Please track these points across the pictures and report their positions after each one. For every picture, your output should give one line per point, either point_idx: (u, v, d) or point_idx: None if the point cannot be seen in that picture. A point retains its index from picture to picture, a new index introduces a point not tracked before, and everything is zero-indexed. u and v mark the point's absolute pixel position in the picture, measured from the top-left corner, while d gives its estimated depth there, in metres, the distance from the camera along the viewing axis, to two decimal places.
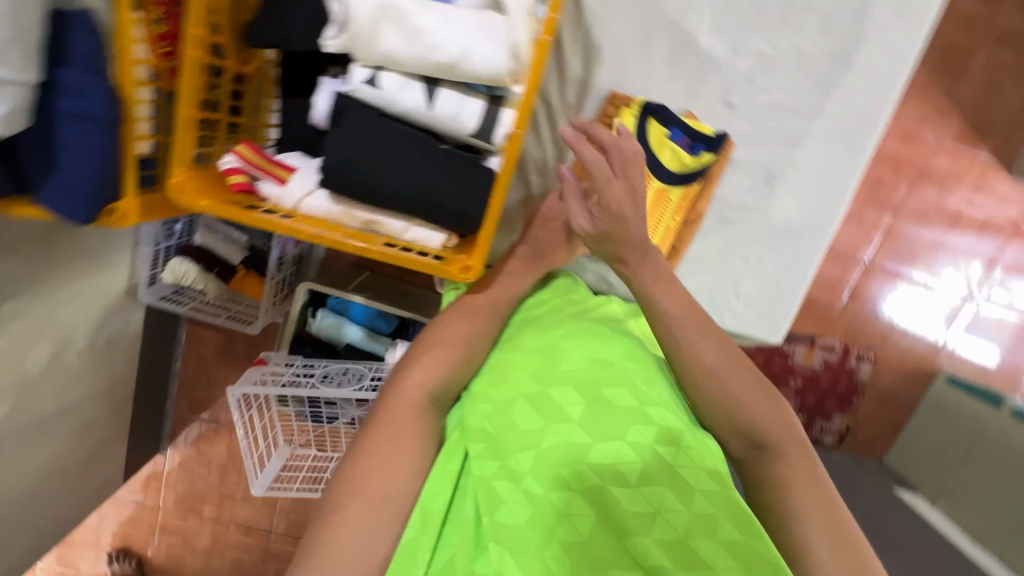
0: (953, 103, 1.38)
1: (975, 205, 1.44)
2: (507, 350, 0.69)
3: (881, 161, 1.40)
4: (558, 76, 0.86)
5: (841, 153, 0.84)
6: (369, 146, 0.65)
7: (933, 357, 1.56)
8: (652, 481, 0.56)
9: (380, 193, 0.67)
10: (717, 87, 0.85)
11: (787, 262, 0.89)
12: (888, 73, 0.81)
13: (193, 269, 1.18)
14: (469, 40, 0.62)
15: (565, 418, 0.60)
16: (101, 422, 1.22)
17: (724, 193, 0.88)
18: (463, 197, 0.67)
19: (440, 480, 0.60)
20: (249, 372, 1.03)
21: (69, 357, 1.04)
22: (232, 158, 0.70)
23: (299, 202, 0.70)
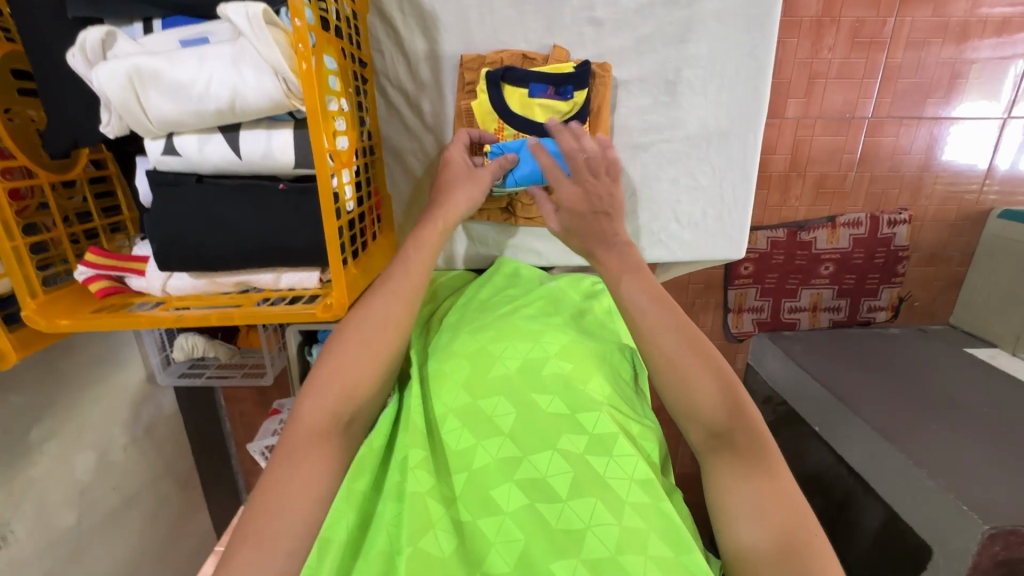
0: None
1: (985, 8, 1.22)
2: (439, 359, 0.66)
3: (856, 1, 1.20)
4: (402, 58, 0.83)
5: (735, 34, 0.81)
6: (192, 216, 0.65)
7: (982, 193, 1.37)
8: (580, 494, 0.54)
9: (220, 251, 0.66)
10: (577, 7, 0.80)
11: (720, 169, 0.87)
12: None
13: (199, 340, 1.23)
14: (231, 75, 0.58)
15: (496, 431, 0.59)
16: (173, 498, 1.33)
17: (624, 119, 0.85)
18: (308, 233, 0.66)
19: (345, 505, 0.59)
20: (267, 424, 1.09)
21: (116, 454, 1.14)
22: (83, 269, 0.71)
23: (164, 288, 0.72)
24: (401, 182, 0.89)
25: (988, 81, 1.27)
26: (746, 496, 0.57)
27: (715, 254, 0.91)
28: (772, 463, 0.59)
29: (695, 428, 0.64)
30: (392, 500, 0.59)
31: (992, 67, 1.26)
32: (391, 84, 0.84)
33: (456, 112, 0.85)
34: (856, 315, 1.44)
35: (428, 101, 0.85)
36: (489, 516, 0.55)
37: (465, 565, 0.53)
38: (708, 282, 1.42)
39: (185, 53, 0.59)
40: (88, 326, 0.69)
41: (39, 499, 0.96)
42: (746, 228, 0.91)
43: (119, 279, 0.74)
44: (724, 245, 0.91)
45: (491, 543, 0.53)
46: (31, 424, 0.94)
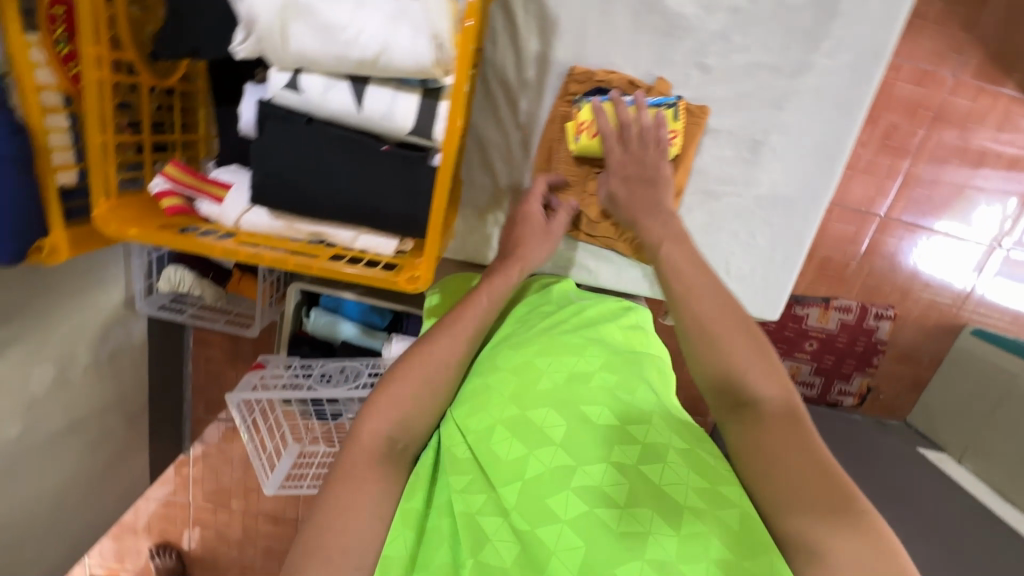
0: (972, 36, 1.23)
1: (1000, 145, 1.32)
2: (484, 373, 0.67)
3: (895, 107, 1.28)
4: (513, 53, 0.83)
5: (831, 112, 0.82)
6: (298, 156, 0.65)
7: (959, 308, 1.47)
8: (640, 501, 0.54)
9: (318, 199, 0.67)
10: (690, 50, 0.81)
11: (778, 234, 0.89)
12: (882, 17, 0.76)
13: (188, 276, 1.17)
14: (388, 30, 0.57)
15: (547, 441, 0.58)
16: (118, 432, 1.25)
17: (703, 164, 0.87)
18: (404, 202, 0.66)
19: (400, 527, 0.57)
20: (248, 377, 1.04)
21: (74, 374, 1.06)
22: (162, 181, 0.71)
23: (238, 221, 0.70)
24: (477, 170, 0.90)
25: (986, 210, 1.38)
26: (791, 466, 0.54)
27: (752, 309, 0.94)
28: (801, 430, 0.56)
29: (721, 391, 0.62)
30: (446, 515, 0.58)
31: (993, 197, 1.37)
32: (495, 75, 0.84)
33: (550, 118, 0.85)
34: (827, 395, 1.50)
35: (525, 100, 0.85)
36: (550, 526, 0.53)
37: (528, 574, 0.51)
38: None
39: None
40: (157, 238, 0.67)
41: None
42: (789, 293, 0.94)
43: (189, 200, 0.73)
44: (763, 304, 0.94)
45: (553, 553, 0.51)
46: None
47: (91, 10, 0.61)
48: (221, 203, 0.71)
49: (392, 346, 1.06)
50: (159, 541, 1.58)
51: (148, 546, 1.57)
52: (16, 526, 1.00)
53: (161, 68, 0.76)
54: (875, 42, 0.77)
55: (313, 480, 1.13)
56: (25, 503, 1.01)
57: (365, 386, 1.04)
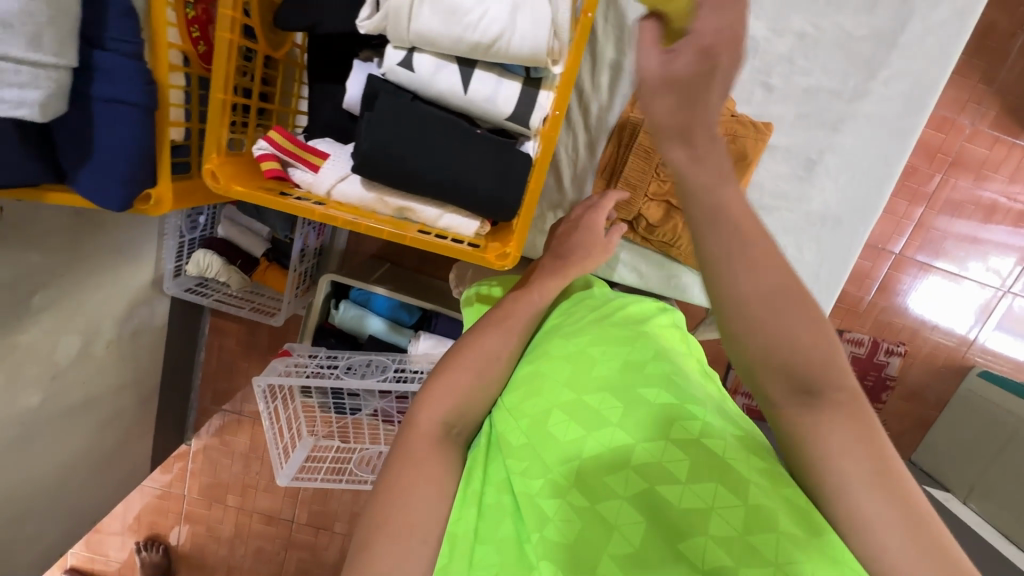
0: (991, 89, 1.29)
1: (1012, 196, 1.37)
2: (536, 360, 0.67)
3: (915, 151, 1.34)
4: (590, 62, 0.87)
5: (883, 138, 0.80)
6: (404, 130, 0.65)
7: (965, 351, 1.50)
8: (703, 476, 0.52)
9: (419, 177, 0.67)
10: (755, 69, 0.80)
11: (827, 252, 0.84)
12: (937, 52, 0.75)
13: (216, 261, 1.18)
14: (509, 18, 0.61)
15: (604, 422, 0.57)
16: (128, 413, 1.24)
17: (760, 178, 0.83)
18: (497, 183, 0.68)
19: (466, 503, 0.58)
20: (273, 363, 1.03)
21: (98, 347, 1.06)
22: (265, 145, 0.71)
23: (331, 189, 0.71)
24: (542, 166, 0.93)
25: (994, 258, 1.43)
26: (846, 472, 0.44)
27: None
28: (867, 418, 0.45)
29: (776, 383, 0.45)
30: (504, 491, 0.58)
31: (1003, 245, 1.41)
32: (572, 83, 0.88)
33: (620, 123, 0.87)
34: None
35: (597, 103, 0.88)
36: (609, 501, 0.53)
37: (592, 552, 0.51)
38: (714, 356, 1.49)
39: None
40: (256, 200, 0.68)
41: (13, 369, 0.88)
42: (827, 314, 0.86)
43: (285, 166, 0.74)
44: None
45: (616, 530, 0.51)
46: (36, 289, 0.88)
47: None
48: (316, 172, 0.72)
49: (419, 343, 1.08)
50: (146, 535, 1.53)
51: (134, 538, 1.52)
52: (20, 499, 0.98)
53: (274, 40, 0.80)
54: (923, 79, 0.77)
55: (327, 475, 1.11)
56: (32, 475, 0.99)
57: (392, 380, 1.03)
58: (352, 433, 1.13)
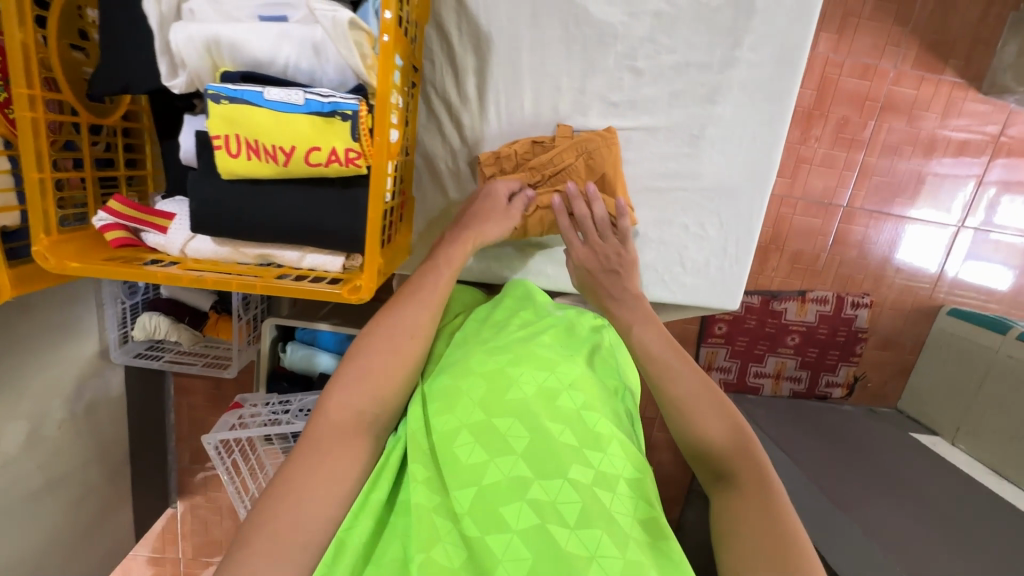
0: (906, 29, 1.28)
1: (948, 129, 1.36)
2: (454, 376, 0.67)
3: (842, 102, 1.33)
4: (451, 72, 0.80)
5: (761, 104, 0.80)
6: (237, 188, 0.65)
7: (933, 291, 1.49)
8: (590, 521, 0.55)
9: (261, 225, 0.66)
10: (620, 55, 0.78)
11: (729, 222, 0.86)
12: (796, 11, 0.74)
13: (163, 321, 1.16)
14: (310, 64, 0.62)
15: (508, 451, 0.60)
16: (98, 489, 1.23)
17: (647, 163, 0.84)
18: (346, 215, 0.66)
19: (361, 516, 0.59)
20: (225, 417, 1.03)
21: (48, 430, 1.05)
22: (104, 215, 0.71)
23: (183, 248, 0.71)
24: (429, 193, 0.88)
25: (946, 194, 1.41)
26: (742, 518, 0.57)
27: (709, 301, 0.90)
28: (771, 502, 0.57)
29: (704, 471, 0.64)
30: (404, 513, 0.61)
31: (951, 179, 1.40)
32: (437, 95, 0.82)
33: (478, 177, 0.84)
34: (816, 388, 1.50)
35: (468, 116, 0.83)
36: (500, 534, 0.55)
37: None
38: (684, 336, 1.47)
39: (267, 26, 0.60)
40: (104, 272, 0.67)
41: None
42: (744, 280, 0.90)
43: (134, 232, 0.73)
44: (720, 293, 0.90)
45: (499, 561, 0.53)
46: None
47: (21, 49, 0.62)
48: (166, 233, 0.72)
49: None
50: None
51: None
52: None
53: (101, 108, 0.78)
54: (791, 36, 0.76)
55: None
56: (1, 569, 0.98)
57: None
58: None
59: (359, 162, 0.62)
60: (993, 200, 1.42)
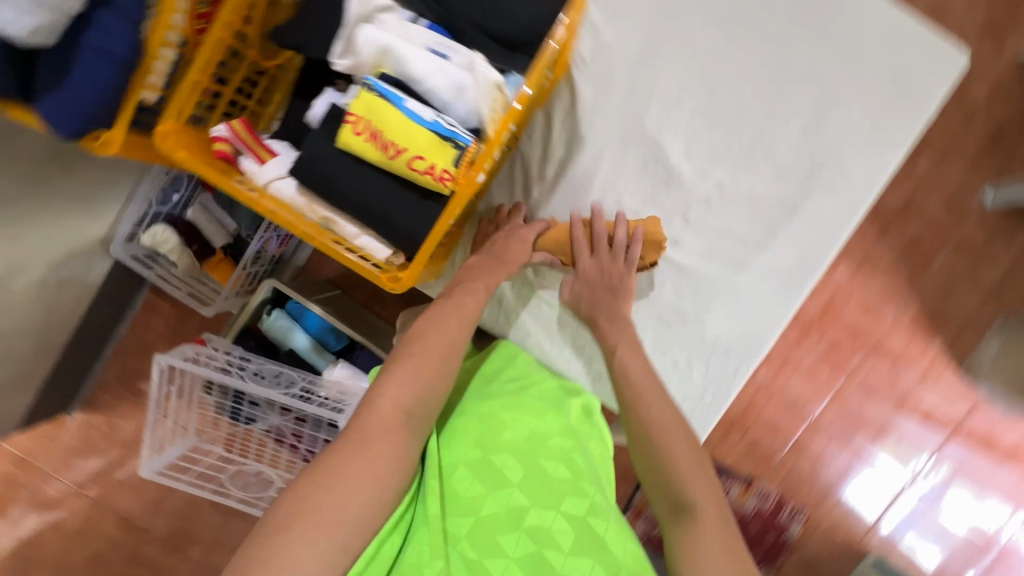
0: (912, 290, 1.43)
1: (922, 391, 1.46)
2: (456, 418, 0.75)
3: (839, 327, 1.45)
4: (542, 151, 0.91)
5: (776, 290, 0.89)
6: (341, 158, 0.73)
7: (865, 534, 1.51)
8: (582, 552, 0.59)
9: (342, 195, 0.74)
10: (678, 202, 0.89)
11: (713, 375, 0.91)
12: (829, 229, 0.86)
13: (173, 239, 1.19)
14: (451, 96, 0.71)
15: (505, 483, 0.66)
16: (20, 360, 1.19)
17: (663, 296, 0.92)
18: (414, 221, 0.73)
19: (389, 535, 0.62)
20: (184, 346, 1.03)
21: (15, 284, 1.05)
22: (223, 128, 0.77)
23: (268, 183, 0.78)
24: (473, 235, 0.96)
25: (903, 449, 1.48)
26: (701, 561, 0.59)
27: None
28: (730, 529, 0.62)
29: (661, 500, 0.66)
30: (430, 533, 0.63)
31: (912, 438, 1.48)
32: (521, 162, 0.92)
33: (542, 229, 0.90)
34: None
35: (538, 190, 0.92)
36: (498, 558, 0.59)
37: None
38: None
39: (431, 58, 0.71)
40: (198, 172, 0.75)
41: None
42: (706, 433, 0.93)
43: (236, 152, 0.80)
44: None
45: None
46: None
47: None
48: (262, 165, 0.79)
49: (335, 369, 1.08)
50: None
51: None
52: None
53: (264, 49, 0.86)
54: (815, 250, 0.87)
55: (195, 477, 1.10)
56: None
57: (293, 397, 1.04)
58: (239, 445, 1.14)
59: (447, 181, 0.70)
60: (946, 477, 1.47)
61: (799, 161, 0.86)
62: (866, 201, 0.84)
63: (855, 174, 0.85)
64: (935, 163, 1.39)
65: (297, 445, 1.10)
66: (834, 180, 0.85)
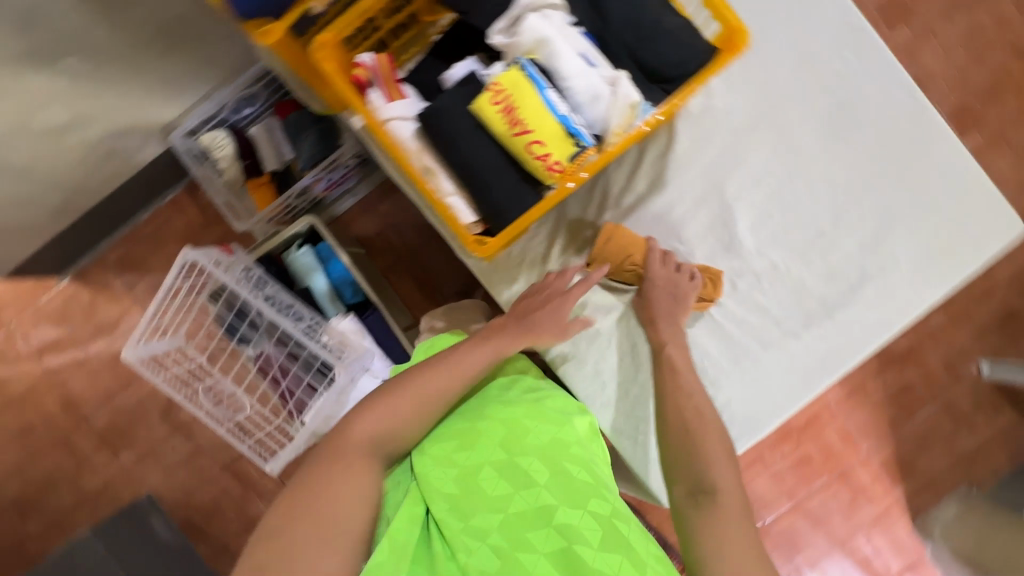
0: (891, 432, 1.47)
1: (873, 533, 1.48)
2: (473, 419, 0.77)
3: (815, 445, 1.48)
4: (625, 179, 0.93)
5: (792, 379, 0.92)
6: (466, 119, 0.79)
7: None
8: (612, 549, 0.65)
9: (455, 152, 0.79)
10: (731, 268, 0.93)
11: None
12: (856, 339, 0.91)
13: (229, 149, 1.21)
14: (585, 101, 0.78)
15: (531, 483, 0.71)
16: (39, 212, 1.17)
17: (694, 350, 0.93)
18: (507, 197, 0.79)
19: (407, 525, 0.68)
20: (210, 249, 1.03)
21: (73, 136, 1.05)
22: (370, 58, 0.81)
23: (390, 118, 0.82)
24: (541, 237, 0.94)
25: None
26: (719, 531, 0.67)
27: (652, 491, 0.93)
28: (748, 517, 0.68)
29: (683, 483, 0.73)
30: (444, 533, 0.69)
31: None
32: (602, 183, 0.94)
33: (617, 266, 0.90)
34: None
35: (610, 215, 0.94)
36: (528, 551, 0.65)
37: None
38: None
39: (580, 62, 0.77)
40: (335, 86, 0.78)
41: None
42: None
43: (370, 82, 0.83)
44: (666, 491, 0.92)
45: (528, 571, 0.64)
46: (67, 55, 0.92)
47: None
48: (388, 102, 0.82)
49: (342, 321, 1.08)
50: None
51: None
52: None
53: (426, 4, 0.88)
54: (840, 354, 0.91)
55: (170, 377, 1.08)
56: None
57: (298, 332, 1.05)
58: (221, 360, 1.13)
59: (554, 172, 0.77)
60: None
61: (849, 269, 0.92)
62: (896, 325, 0.91)
63: (897, 298, 0.91)
64: (945, 324, 1.45)
65: (278, 380, 1.10)
66: (875, 297, 0.92)
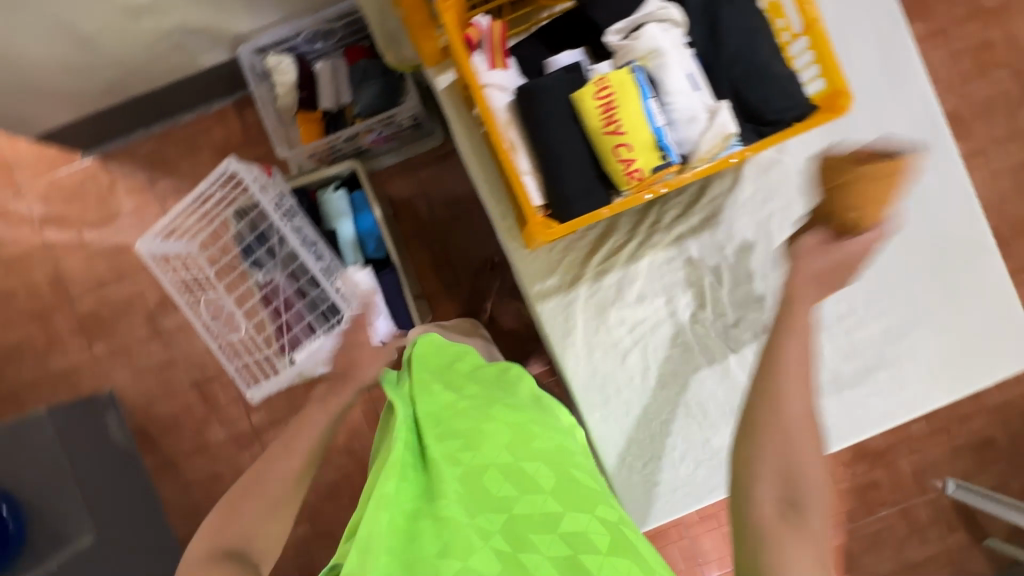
0: (847, 523, 1.49)
1: None
2: (478, 417, 0.71)
3: None
4: (680, 208, 0.95)
5: None
6: (560, 105, 0.81)
7: None
8: (619, 554, 0.61)
9: (541, 133, 0.81)
10: (758, 321, 0.94)
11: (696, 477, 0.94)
12: (857, 420, 0.94)
13: (290, 76, 1.21)
14: (681, 120, 0.80)
15: (537, 488, 0.65)
16: (92, 84, 1.16)
17: (702, 389, 0.95)
18: (579, 191, 0.81)
19: (390, 516, 0.60)
20: (250, 165, 1.02)
21: (147, 20, 1.04)
22: (486, 22, 0.84)
23: (488, 85, 0.84)
24: (587, 239, 0.95)
25: None
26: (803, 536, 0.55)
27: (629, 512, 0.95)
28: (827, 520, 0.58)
29: (770, 485, 0.58)
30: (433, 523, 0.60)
31: None
32: (658, 206, 0.95)
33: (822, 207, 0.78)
34: None
35: (659, 237, 0.94)
36: (534, 554, 0.59)
37: None
38: None
39: (685, 83, 0.80)
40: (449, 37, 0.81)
41: None
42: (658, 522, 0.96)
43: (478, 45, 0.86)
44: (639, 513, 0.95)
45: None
46: None
47: None
48: (489, 69, 0.85)
49: (357, 273, 1.07)
50: None
51: None
52: None
53: None
54: (840, 429, 0.94)
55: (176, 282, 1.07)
56: None
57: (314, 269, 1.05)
58: (228, 278, 1.12)
59: (632, 179, 0.80)
60: None
61: (868, 352, 0.94)
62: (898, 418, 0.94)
63: (905, 391, 0.94)
64: (926, 432, 1.48)
65: (280, 312, 1.09)
66: (884, 385, 0.94)
